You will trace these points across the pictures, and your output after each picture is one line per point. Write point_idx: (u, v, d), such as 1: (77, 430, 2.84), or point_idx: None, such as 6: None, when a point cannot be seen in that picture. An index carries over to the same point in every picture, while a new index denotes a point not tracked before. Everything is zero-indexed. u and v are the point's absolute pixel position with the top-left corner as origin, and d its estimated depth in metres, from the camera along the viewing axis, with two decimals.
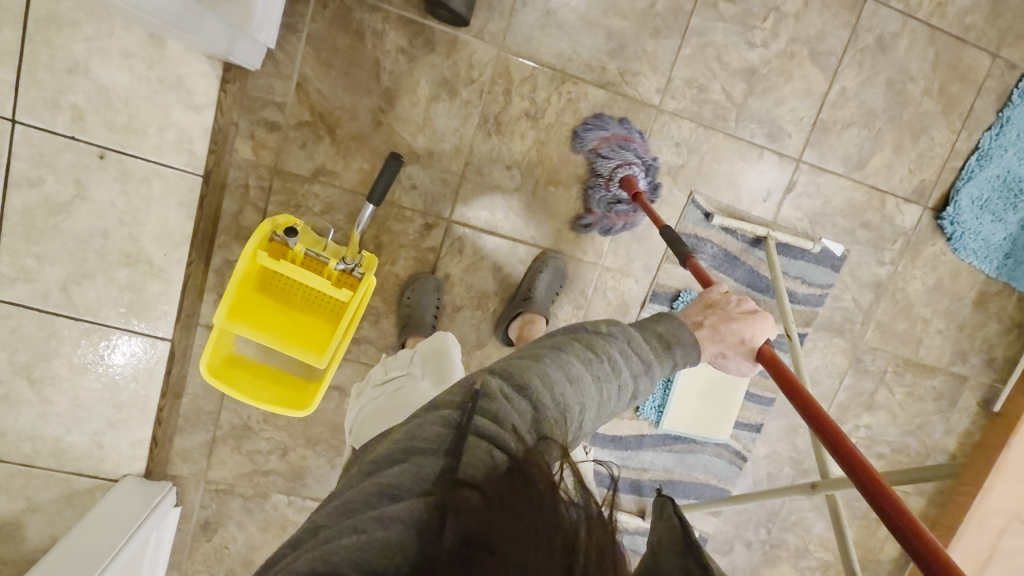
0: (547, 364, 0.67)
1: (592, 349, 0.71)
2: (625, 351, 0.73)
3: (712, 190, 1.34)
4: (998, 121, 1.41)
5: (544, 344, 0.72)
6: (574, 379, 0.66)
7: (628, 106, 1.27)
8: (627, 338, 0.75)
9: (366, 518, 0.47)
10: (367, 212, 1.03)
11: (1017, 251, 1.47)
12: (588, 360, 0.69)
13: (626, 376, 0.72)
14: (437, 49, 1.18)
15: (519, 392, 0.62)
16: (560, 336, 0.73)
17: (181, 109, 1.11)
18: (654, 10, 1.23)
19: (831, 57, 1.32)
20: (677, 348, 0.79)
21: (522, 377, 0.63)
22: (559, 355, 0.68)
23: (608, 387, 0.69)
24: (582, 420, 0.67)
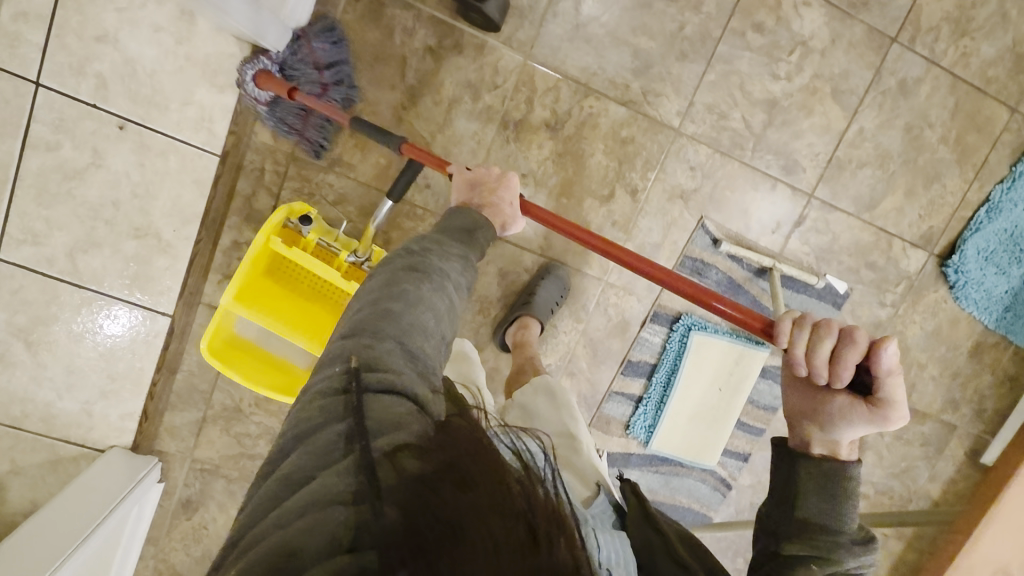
0: (384, 302, 0.66)
1: (418, 269, 0.72)
2: (444, 259, 0.76)
3: (723, 217, 1.35)
4: (1011, 175, 1.42)
5: (378, 278, 0.72)
6: (419, 300, 0.68)
7: (648, 126, 1.27)
8: (450, 249, 0.79)
9: (282, 518, 0.45)
10: (385, 208, 1.03)
11: (1016, 305, 1.48)
12: (416, 279, 0.70)
13: (455, 277, 0.76)
14: (465, 51, 1.18)
15: (378, 335, 0.62)
16: (388, 267, 0.73)
17: (205, 87, 1.11)
18: (683, 33, 1.24)
19: (853, 96, 1.33)
20: (479, 233, 0.87)
21: (375, 324, 0.63)
22: (394, 287, 0.69)
23: (448, 294, 0.72)
24: (441, 329, 0.69)
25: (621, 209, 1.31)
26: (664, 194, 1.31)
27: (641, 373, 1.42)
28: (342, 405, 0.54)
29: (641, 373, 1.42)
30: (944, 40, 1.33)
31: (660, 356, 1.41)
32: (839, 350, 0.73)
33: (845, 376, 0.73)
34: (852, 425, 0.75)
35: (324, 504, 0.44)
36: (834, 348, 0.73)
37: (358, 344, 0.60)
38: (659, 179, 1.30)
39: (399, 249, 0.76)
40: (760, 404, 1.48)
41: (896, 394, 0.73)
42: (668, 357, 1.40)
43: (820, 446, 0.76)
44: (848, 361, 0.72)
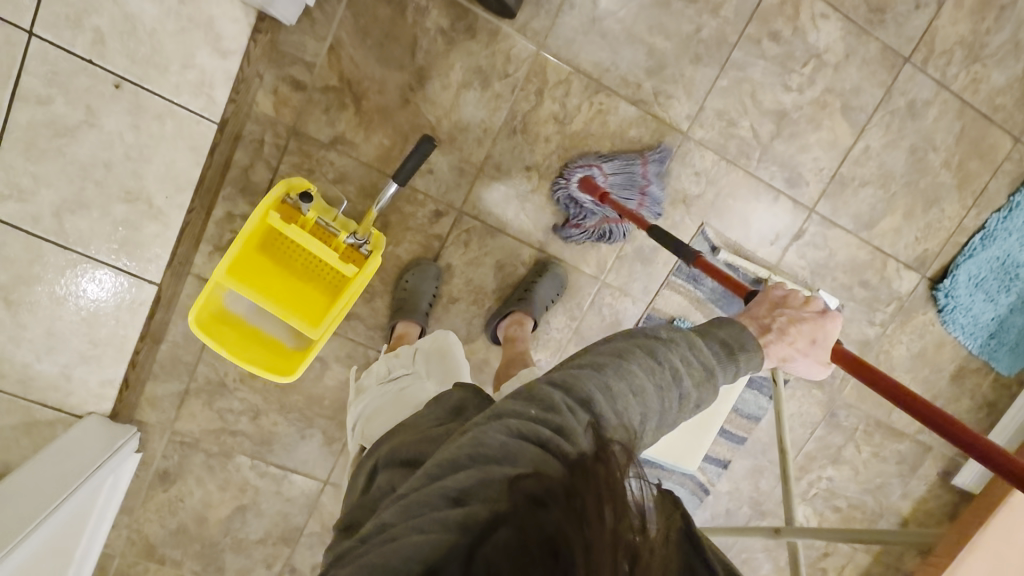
0: (608, 375, 0.68)
1: (654, 357, 0.73)
2: (684, 361, 0.75)
3: (723, 225, 1.35)
4: (1008, 204, 1.43)
5: (609, 350, 0.74)
6: (638, 389, 0.69)
7: (656, 127, 1.26)
8: (698, 353, 0.77)
9: (431, 519, 0.52)
10: (390, 192, 0.94)
11: (1001, 333, 1.51)
12: (650, 369, 0.72)
13: (686, 388, 0.74)
14: (478, 36, 1.16)
15: (585, 404, 0.65)
16: (627, 340, 0.75)
17: (207, 51, 1.07)
18: (698, 36, 1.23)
19: (862, 113, 1.32)
20: (740, 355, 0.81)
21: (584, 386, 0.66)
22: (619, 363, 0.70)
23: (669, 397, 0.73)
24: (646, 425, 0.70)
25: None
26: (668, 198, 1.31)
27: None
28: (508, 447, 0.58)
29: None
30: (956, 63, 1.33)
31: None
32: None
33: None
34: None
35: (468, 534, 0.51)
36: None
37: (561, 400, 0.64)
38: (664, 181, 1.30)
39: (644, 330, 0.78)
40: (744, 413, 1.49)
41: None
42: None
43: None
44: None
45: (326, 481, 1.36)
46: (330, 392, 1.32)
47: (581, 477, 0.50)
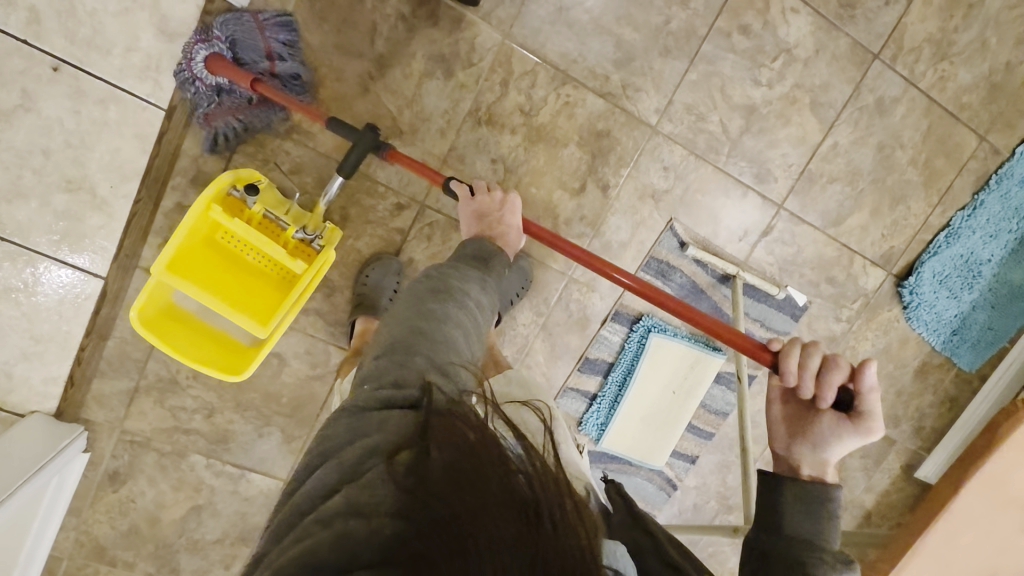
0: (417, 316, 0.70)
1: (447, 287, 0.76)
2: (472, 281, 0.80)
3: (692, 220, 1.33)
4: (972, 202, 1.44)
5: (406, 295, 0.76)
6: (445, 317, 0.71)
7: (624, 121, 1.24)
8: (469, 272, 0.82)
9: (307, 525, 0.48)
10: (336, 184, 0.90)
11: (963, 329, 1.53)
12: (446, 297, 0.75)
13: (480, 300, 0.79)
14: (440, 24, 1.12)
15: (411, 355, 0.65)
16: (414, 287, 0.76)
17: (153, 33, 1.02)
18: (667, 28, 1.20)
19: (830, 109, 1.31)
20: (493, 262, 0.88)
21: (407, 339, 0.67)
22: (425, 302, 0.73)
23: (476, 317, 0.76)
24: (466, 344, 0.72)
25: (591, 205, 1.27)
26: (636, 192, 1.29)
27: (597, 371, 1.41)
28: (370, 422, 0.57)
29: (598, 371, 1.40)
30: (924, 61, 1.32)
31: (619, 355, 1.40)
32: (826, 369, 0.80)
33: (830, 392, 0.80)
34: (837, 442, 0.79)
35: (344, 524, 0.45)
36: (821, 362, 0.81)
37: (392, 362, 0.65)
38: (632, 176, 1.27)
39: (432, 268, 0.81)
40: (712, 409, 1.48)
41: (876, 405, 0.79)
42: (626, 357, 1.39)
43: (809, 467, 0.80)
44: (831, 380, 0.79)
45: (285, 480, 1.33)
46: (288, 389, 1.28)
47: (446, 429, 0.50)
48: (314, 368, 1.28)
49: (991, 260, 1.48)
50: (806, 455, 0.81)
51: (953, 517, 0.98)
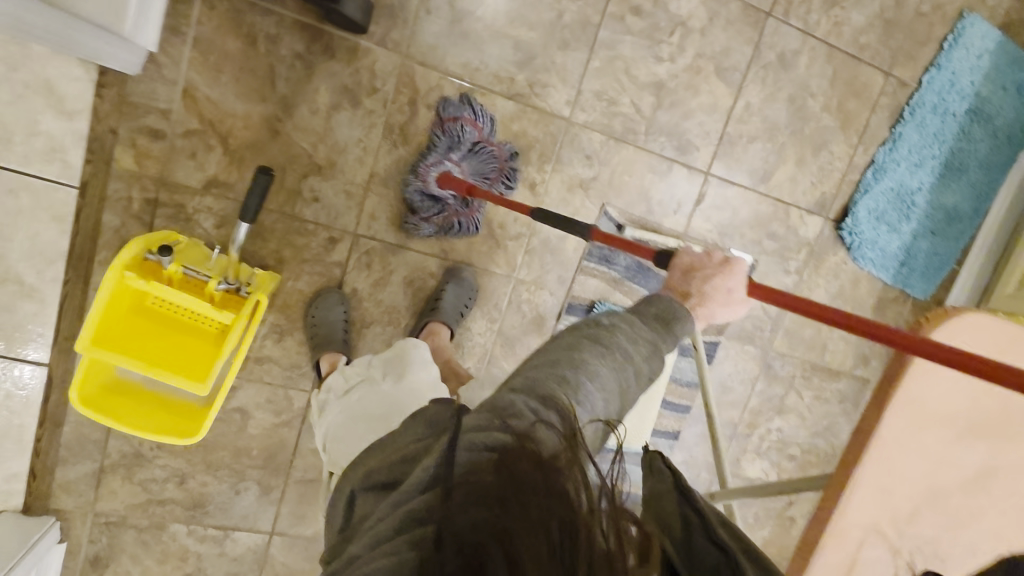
0: (563, 366, 0.67)
1: (601, 343, 0.71)
2: (629, 337, 0.74)
3: (625, 203, 1.35)
4: (891, 137, 1.48)
5: (555, 346, 0.71)
6: (596, 375, 0.67)
7: (538, 118, 1.25)
8: (636, 331, 0.75)
9: (397, 543, 0.50)
10: (240, 231, 0.88)
11: (910, 260, 1.56)
12: (601, 354, 0.70)
13: (639, 362, 0.72)
14: (337, 55, 1.13)
15: (548, 402, 0.61)
16: (574, 333, 0.73)
17: (51, 114, 1.02)
18: (562, 22, 1.22)
19: (735, 72, 1.34)
20: (675, 325, 0.78)
21: (548, 386, 0.63)
22: (571, 352, 0.69)
23: (624, 376, 0.70)
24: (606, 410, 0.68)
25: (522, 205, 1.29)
26: (563, 184, 1.31)
27: None
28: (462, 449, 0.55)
29: None
30: (816, 10, 1.36)
31: None
32: None
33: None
34: None
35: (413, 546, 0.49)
36: None
37: (528, 404, 0.60)
38: (557, 169, 1.29)
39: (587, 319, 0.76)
40: (682, 381, 1.50)
41: None
42: None
43: None
44: None
45: (272, 532, 1.31)
46: (257, 441, 1.27)
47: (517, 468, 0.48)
48: (279, 415, 1.27)
49: (921, 188, 1.52)
50: None
51: (885, 453, 0.72)
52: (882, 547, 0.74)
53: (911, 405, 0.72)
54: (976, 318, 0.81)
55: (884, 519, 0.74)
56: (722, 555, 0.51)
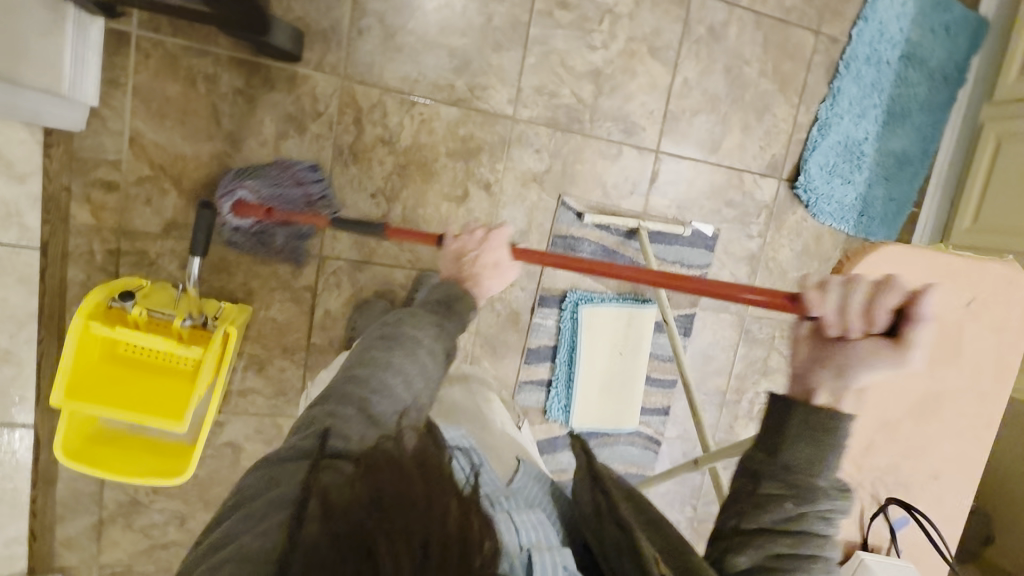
0: (355, 368, 0.75)
1: (392, 337, 0.81)
2: (416, 326, 0.85)
3: (581, 191, 1.38)
4: (831, 92, 1.51)
5: (354, 357, 0.79)
6: (388, 365, 0.76)
7: (483, 120, 1.28)
8: (426, 321, 0.87)
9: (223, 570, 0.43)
10: (194, 266, 0.89)
11: (868, 209, 1.59)
12: (389, 347, 0.79)
13: (428, 343, 0.83)
14: (277, 86, 1.15)
15: (345, 403, 0.68)
16: (367, 338, 0.83)
17: (3, 179, 1.04)
18: (493, 24, 1.25)
19: (669, 50, 1.38)
20: (457, 305, 0.95)
21: (343, 389, 0.70)
22: (363, 355, 0.78)
23: (421, 360, 0.80)
24: (413, 391, 0.75)
25: (480, 206, 1.32)
26: (518, 181, 1.33)
27: (544, 358, 1.44)
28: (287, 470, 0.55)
29: (544, 357, 1.44)
30: None
31: (558, 337, 1.43)
32: (877, 295, 0.65)
33: (882, 318, 0.65)
34: (867, 368, 0.65)
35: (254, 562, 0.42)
36: (869, 293, 0.66)
37: (323, 412, 0.66)
38: (508, 167, 1.32)
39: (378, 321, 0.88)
40: (664, 357, 1.52)
41: (925, 335, 0.64)
42: (566, 337, 1.43)
43: (827, 394, 0.65)
44: (885, 302, 0.65)
45: None
46: None
47: (388, 468, 0.46)
48: (270, 444, 1.29)
49: (868, 138, 1.55)
50: (829, 381, 0.66)
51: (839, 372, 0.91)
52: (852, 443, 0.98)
53: None
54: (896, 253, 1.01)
55: (848, 423, 0.97)
56: (622, 532, 0.60)
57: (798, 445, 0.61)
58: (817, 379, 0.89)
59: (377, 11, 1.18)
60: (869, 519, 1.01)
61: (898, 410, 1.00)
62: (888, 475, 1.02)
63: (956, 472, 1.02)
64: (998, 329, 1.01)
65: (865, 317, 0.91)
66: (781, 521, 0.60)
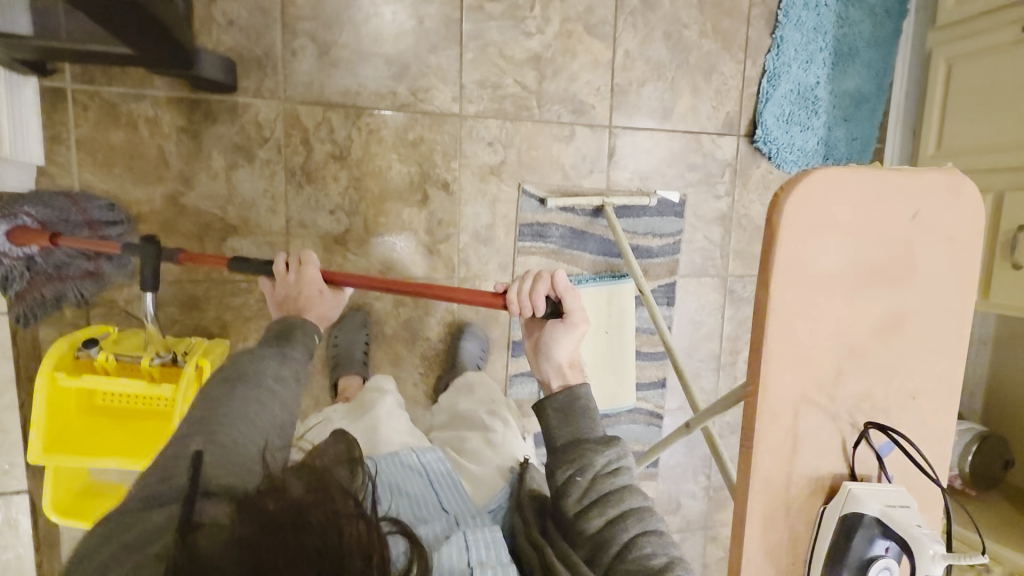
0: (203, 410, 0.70)
1: (238, 373, 0.77)
2: (262, 359, 0.81)
3: (540, 177, 1.38)
4: (774, 42, 1.51)
5: (201, 400, 0.73)
6: (238, 399, 0.72)
7: (430, 122, 1.29)
8: (266, 352, 0.83)
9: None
10: (148, 303, 0.88)
11: (831, 152, 1.59)
12: (234, 382, 0.75)
13: (274, 372, 0.80)
14: (219, 118, 1.15)
15: (203, 442, 0.64)
16: (211, 384, 0.76)
17: None
18: (425, 27, 1.25)
19: (605, 26, 1.38)
20: (294, 333, 0.92)
21: (198, 428, 0.67)
22: (208, 397, 0.72)
23: (273, 388, 0.77)
24: (269, 417, 0.73)
25: (442, 206, 1.32)
26: (475, 176, 1.33)
27: None
28: (152, 508, 0.54)
29: None
30: None
31: None
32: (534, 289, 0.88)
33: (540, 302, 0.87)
34: (560, 344, 0.87)
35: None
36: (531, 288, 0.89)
37: (176, 453, 0.63)
38: (464, 164, 1.32)
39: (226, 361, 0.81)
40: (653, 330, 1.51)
41: (575, 304, 0.88)
42: None
43: (557, 381, 0.85)
44: (537, 288, 0.88)
45: None
46: None
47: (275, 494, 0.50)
48: None
49: (820, 82, 1.55)
50: (550, 369, 0.86)
51: (780, 326, 0.66)
52: (819, 415, 0.70)
53: (796, 269, 0.65)
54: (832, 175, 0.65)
55: (810, 387, 0.69)
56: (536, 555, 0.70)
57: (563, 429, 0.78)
58: (759, 330, 0.66)
59: (308, 30, 1.18)
60: (852, 450, 0.73)
61: (798, 363, 0.68)
62: (866, 402, 0.72)
63: (937, 392, 0.75)
64: (949, 239, 0.71)
65: (805, 247, 0.65)
66: (593, 495, 0.71)
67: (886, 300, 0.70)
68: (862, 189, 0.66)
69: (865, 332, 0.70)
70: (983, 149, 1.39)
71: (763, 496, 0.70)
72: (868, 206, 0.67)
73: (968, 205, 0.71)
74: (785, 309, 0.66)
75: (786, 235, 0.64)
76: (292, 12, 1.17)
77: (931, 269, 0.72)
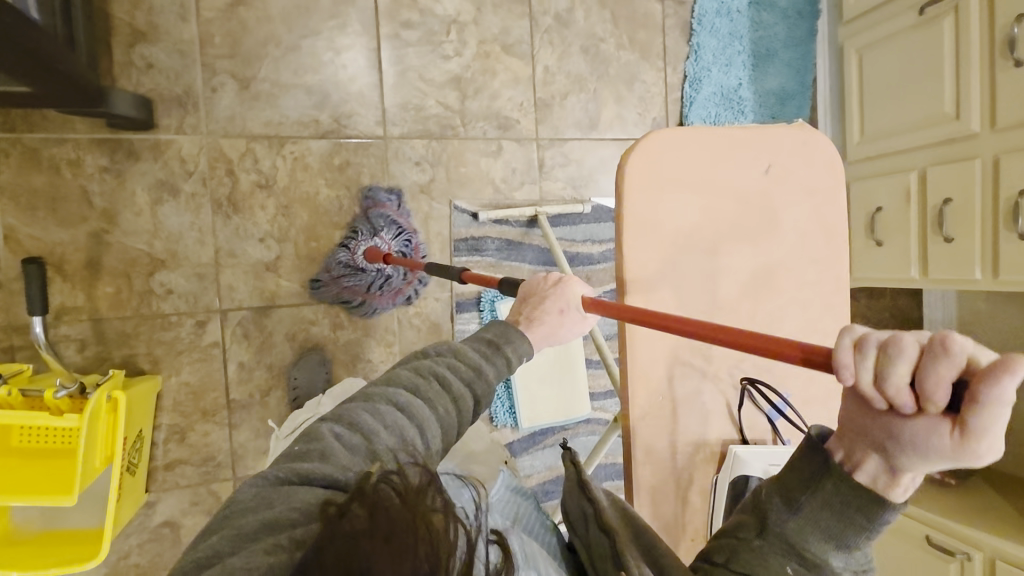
0: (377, 399, 0.62)
1: (416, 374, 0.66)
2: (451, 365, 0.68)
3: (471, 192, 1.40)
4: (692, 49, 1.56)
5: (363, 410, 0.61)
6: (406, 407, 0.62)
7: (355, 147, 1.31)
8: (466, 357, 0.69)
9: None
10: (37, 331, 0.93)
11: None
12: (413, 387, 0.64)
13: (458, 388, 0.66)
14: (142, 156, 1.18)
15: (356, 432, 0.58)
16: (395, 369, 0.68)
17: None
18: (343, 57, 1.30)
19: (522, 45, 1.43)
20: (507, 346, 0.72)
21: (354, 412, 0.60)
22: (389, 387, 0.64)
23: (442, 406, 0.64)
24: (429, 442, 0.61)
25: None
26: (405, 196, 1.36)
27: None
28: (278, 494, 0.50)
29: None
30: None
31: None
32: (921, 365, 0.41)
33: (940, 397, 0.41)
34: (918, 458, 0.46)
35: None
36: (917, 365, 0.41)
37: (331, 434, 0.58)
38: (392, 185, 1.34)
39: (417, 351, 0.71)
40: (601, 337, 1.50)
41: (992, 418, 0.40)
42: None
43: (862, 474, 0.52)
44: (933, 372, 0.40)
45: None
46: None
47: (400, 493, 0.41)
48: (211, 513, 1.26)
49: (742, 83, 1.60)
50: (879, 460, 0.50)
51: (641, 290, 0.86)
52: (690, 373, 0.91)
53: (649, 227, 0.87)
54: (669, 137, 0.87)
55: (678, 348, 0.90)
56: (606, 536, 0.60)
57: (800, 484, 0.55)
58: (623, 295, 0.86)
59: (227, 67, 1.23)
60: (737, 411, 0.95)
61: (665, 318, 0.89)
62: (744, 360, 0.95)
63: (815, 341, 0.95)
64: (806, 192, 0.94)
65: (654, 209, 0.87)
66: None
67: (750, 255, 0.92)
68: (700, 158, 0.89)
69: (732, 284, 0.92)
70: (920, 126, 1.38)
71: (651, 466, 0.90)
72: (708, 168, 0.89)
73: (813, 155, 0.93)
74: (648, 265, 0.87)
75: (638, 197, 0.86)
76: (210, 51, 1.22)
77: (790, 226, 0.93)
